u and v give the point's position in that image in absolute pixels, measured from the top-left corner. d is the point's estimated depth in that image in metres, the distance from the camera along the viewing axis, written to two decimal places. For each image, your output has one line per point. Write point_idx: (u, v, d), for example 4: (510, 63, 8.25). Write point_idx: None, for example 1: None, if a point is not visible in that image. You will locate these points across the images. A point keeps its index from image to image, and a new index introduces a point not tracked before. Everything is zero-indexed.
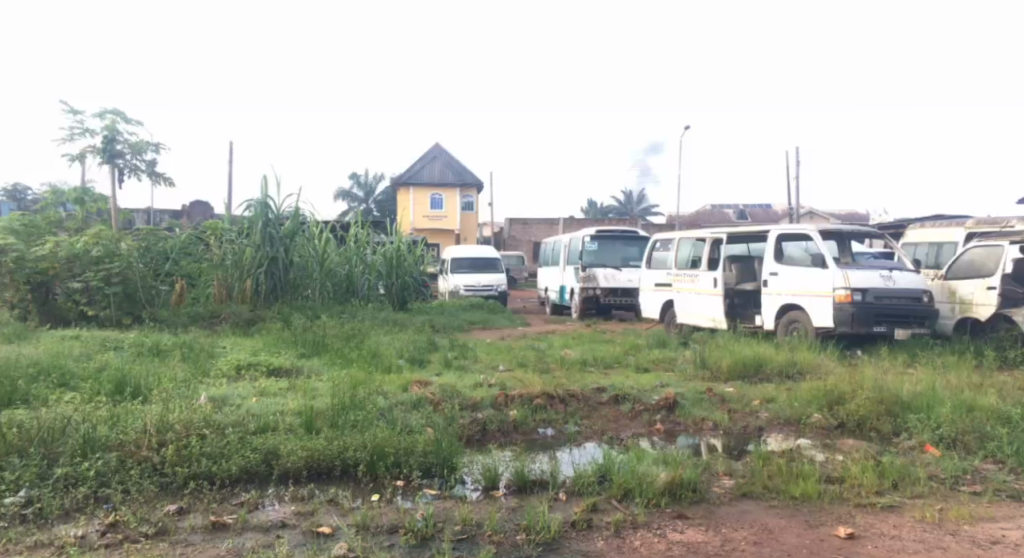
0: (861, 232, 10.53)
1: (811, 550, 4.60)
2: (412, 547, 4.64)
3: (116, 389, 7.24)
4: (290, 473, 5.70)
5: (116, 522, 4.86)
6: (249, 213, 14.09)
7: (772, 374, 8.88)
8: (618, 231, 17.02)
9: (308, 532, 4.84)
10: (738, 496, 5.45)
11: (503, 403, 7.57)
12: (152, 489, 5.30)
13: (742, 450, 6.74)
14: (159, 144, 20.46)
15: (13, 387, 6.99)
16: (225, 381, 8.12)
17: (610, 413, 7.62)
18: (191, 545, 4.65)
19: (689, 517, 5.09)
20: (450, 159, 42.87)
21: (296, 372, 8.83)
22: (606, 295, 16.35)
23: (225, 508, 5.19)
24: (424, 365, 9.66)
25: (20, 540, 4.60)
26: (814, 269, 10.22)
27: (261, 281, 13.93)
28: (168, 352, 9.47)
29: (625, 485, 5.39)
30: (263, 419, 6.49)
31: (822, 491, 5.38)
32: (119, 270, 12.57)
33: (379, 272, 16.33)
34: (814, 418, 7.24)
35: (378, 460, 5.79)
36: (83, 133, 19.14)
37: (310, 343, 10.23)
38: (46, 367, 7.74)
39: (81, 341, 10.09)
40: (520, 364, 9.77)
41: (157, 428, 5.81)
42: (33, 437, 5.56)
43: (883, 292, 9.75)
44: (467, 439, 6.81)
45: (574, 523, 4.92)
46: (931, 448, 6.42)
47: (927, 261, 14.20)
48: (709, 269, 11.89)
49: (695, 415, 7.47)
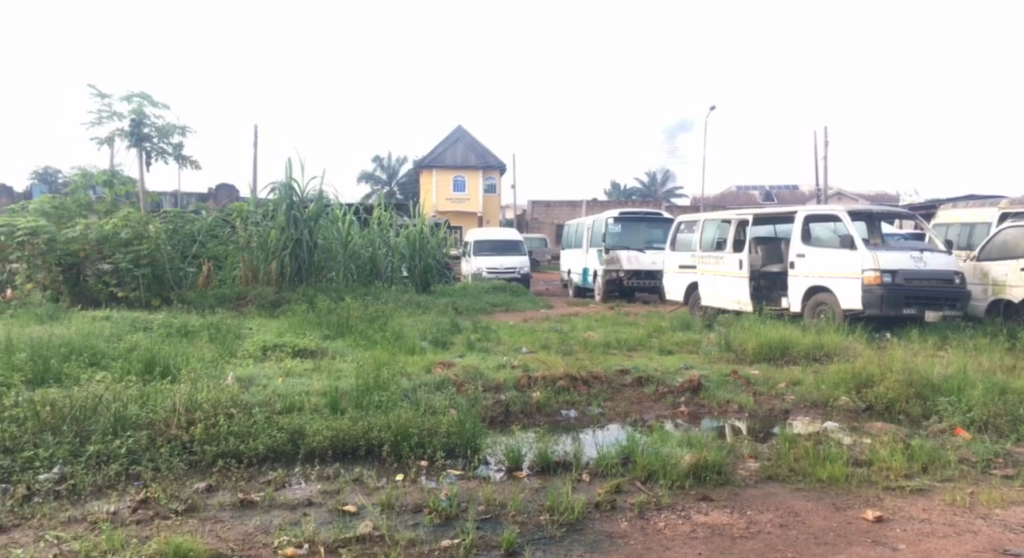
0: (891, 213, 10.36)
1: (838, 533, 4.57)
2: (436, 526, 4.68)
3: (145, 368, 7.36)
4: (316, 453, 5.76)
5: (148, 499, 4.94)
6: (274, 196, 14.21)
7: (800, 357, 8.80)
8: (641, 212, 16.91)
9: (334, 511, 4.89)
10: (764, 478, 5.42)
11: (525, 385, 7.57)
12: (182, 467, 5.38)
13: (768, 433, 6.70)
14: (185, 126, 20.63)
15: (45, 366, 7.13)
16: (251, 361, 8.23)
17: (633, 395, 7.61)
18: (220, 521, 4.72)
19: (713, 499, 5.08)
20: (472, 142, 42.69)
21: (321, 353, 8.90)
22: (630, 277, 16.27)
23: (253, 486, 5.25)
24: (447, 347, 9.68)
25: (54, 516, 4.69)
26: (843, 251, 10.07)
27: (286, 262, 14.06)
28: (195, 333, 9.59)
29: (648, 466, 5.38)
30: (289, 399, 6.57)
31: (849, 474, 5.33)
32: (148, 253, 12.73)
33: (402, 255, 16.38)
34: (842, 400, 7.17)
35: (402, 441, 5.83)
36: (111, 117, 19.32)
37: (335, 325, 10.31)
38: (77, 346, 7.83)
39: (111, 321, 10.21)
40: (543, 346, 9.76)
41: (186, 407, 5.90)
42: (65, 415, 5.66)
43: (914, 273, 9.60)
44: (490, 420, 6.85)
45: (598, 504, 4.93)
46: (962, 431, 6.33)
47: (958, 241, 13.96)
48: (734, 251, 11.77)
49: (720, 397, 7.43)
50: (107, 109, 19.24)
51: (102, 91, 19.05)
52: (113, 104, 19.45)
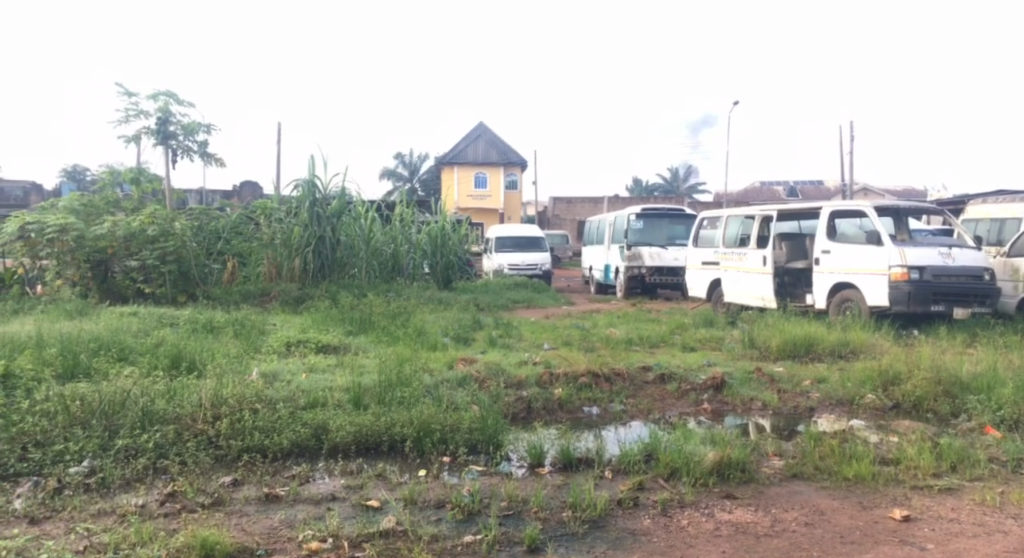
0: (918, 208, 10.22)
1: (864, 532, 4.52)
2: (459, 522, 4.69)
3: (172, 363, 7.46)
4: (339, 448, 5.80)
5: (175, 492, 5.01)
6: (297, 192, 14.35)
7: (825, 354, 8.71)
8: (664, 208, 16.80)
9: (357, 506, 4.92)
10: (789, 477, 5.38)
11: (547, 381, 7.56)
12: (208, 461, 5.44)
13: (793, 430, 6.64)
14: (210, 124, 20.83)
15: (75, 361, 7.25)
16: (276, 357, 8.30)
17: (656, 392, 7.58)
18: (246, 515, 4.77)
19: (737, 497, 5.04)
20: (494, 138, 42.71)
21: (345, 349, 8.96)
22: (651, 274, 16.20)
23: (277, 480, 5.30)
24: (469, 343, 9.71)
25: (84, 508, 4.77)
26: (869, 247, 9.96)
27: (309, 259, 14.17)
28: (221, 328, 9.69)
29: (671, 464, 5.36)
30: (313, 395, 6.62)
31: (876, 473, 5.27)
32: (174, 249, 12.89)
33: (423, 252, 16.44)
34: (868, 398, 7.09)
35: (425, 436, 5.86)
36: (137, 115, 19.55)
37: (358, 321, 10.38)
38: (105, 341, 7.94)
39: (139, 317, 10.36)
40: (565, 343, 9.75)
41: (211, 402, 5.97)
42: (94, 409, 5.74)
43: (942, 270, 9.47)
44: (512, 417, 6.86)
45: (620, 502, 4.91)
46: (992, 429, 6.23)
47: (988, 237, 13.73)
48: (758, 247, 11.67)
49: (743, 395, 7.39)
50: (134, 108, 19.47)
51: (129, 90, 19.29)
52: (140, 103, 19.68)
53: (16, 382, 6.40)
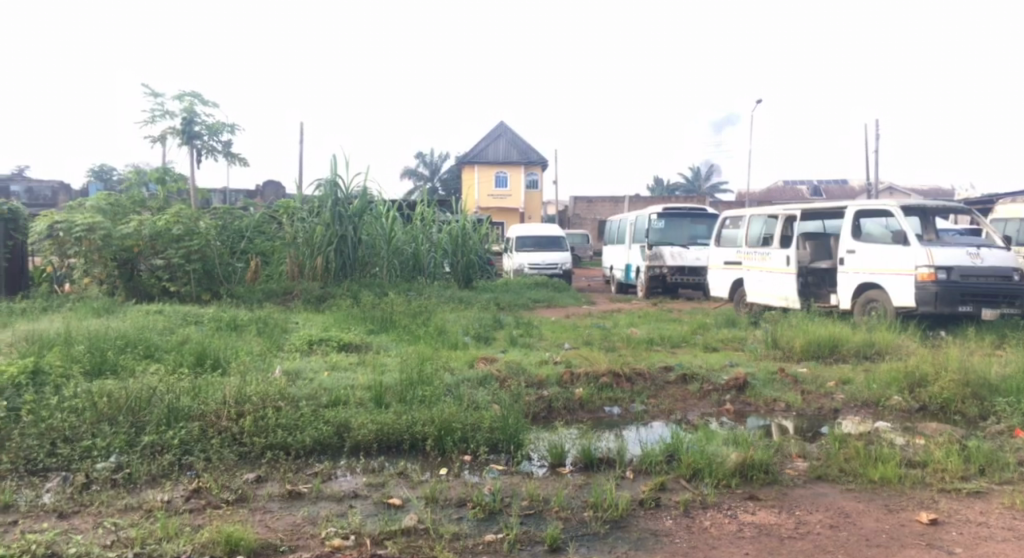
0: (946, 207, 10.07)
1: (890, 535, 4.47)
2: (480, 521, 4.70)
3: (197, 361, 7.54)
4: (361, 446, 5.83)
5: (200, 489, 5.06)
6: (319, 192, 14.45)
7: (850, 355, 8.63)
8: (685, 208, 16.70)
9: (379, 503, 4.95)
10: (813, 478, 5.33)
11: (568, 381, 7.55)
12: (233, 458, 5.49)
13: (817, 432, 6.58)
14: (234, 124, 21.02)
15: (102, 358, 7.34)
16: (298, 356, 8.36)
17: (678, 392, 7.53)
18: (269, 512, 4.81)
19: (760, 498, 5.00)
20: (514, 138, 42.70)
21: (366, 348, 8.99)
22: (673, 274, 16.12)
23: (300, 477, 5.34)
24: (490, 342, 9.71)
25: (111, 503, 4.83)
26: (895, 247, 9.84)
27: (331, 258, 14.25)
28: (245, 327, 9.77)
29: (693, 465, 5.33)
30: (335, 393, 6.66)
31: (903, 476, 5.21)
32: (199, 248, 13.01)
33: (444, 251, 16.49)
34: (894, 400, 7.01)
35: (445, 435, 5.87)
36: (163, 116, 19.78)
37: (380, 320, 10.41)
38: (132, 339, 8.05)
39: (164, 315, 10.49)
40: (586, 342, 9.73)
41: (236, 399, 6.02)
42: (122, 406, 5.82)
43: (970, 270, 9.33)
44: (533, 416, 6.86)
45: (642, 502, 4.90)
46: (1022, 432, 6.13)
47: (1017, 237, 13.51)
48: (781, 246, 11.57)
49: (766, 395, 7.33)
50: (160, 108, 19.71)
51: (155, 91, 19.52)
52: (165, 103, 19.91)
53: (45, 378, 6.49)
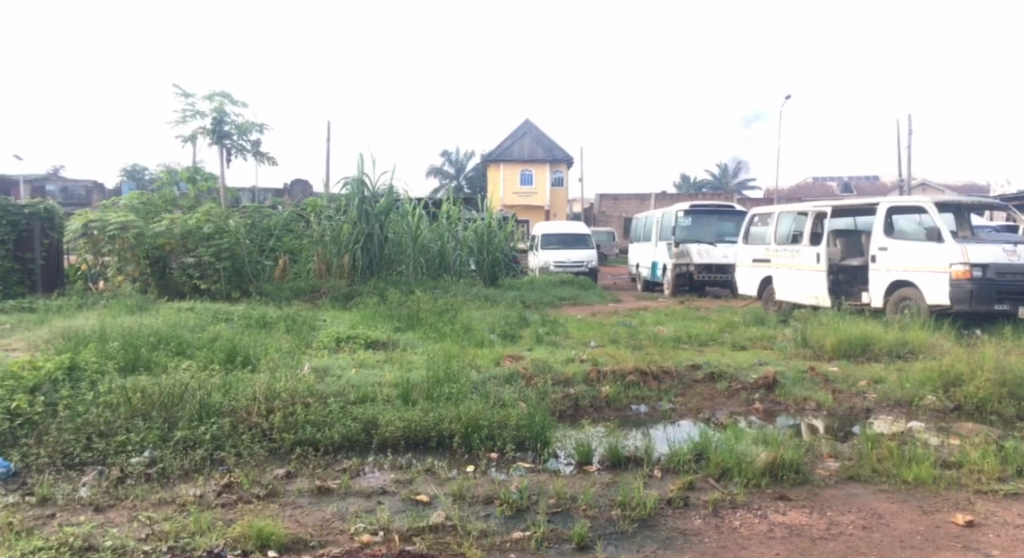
0: (982, 204, 9.88)
1: (925, 536, 4.40)
2: (508, 518, 4.70)
3: (228, 357, 7.63)
4: (389, 443, 5.87)
5: (231, 483, 5.12)
6: (346, 190, 14.54)
7: (882, 354, 8.51)
8: (713, 205, 16.56)
9: (407, 500, 4.97)
10: (845, 479, 5.26)
11: (595, 379, 7.51)
12: (263, 454, 5.55)
13: (848, 432, 6.49)
14: (263, 123, 21.24)
15: (136, 355, 7.46)
16: (326, 352, 8.43)
17: (706, 390, 7.47)
18: (299, 507, 4.85)
19: (791, 498, 4.95)
20: (540, 136, 42.67)
21: (393, 345, 9.04)
22: (700, 271, 15.99)
23: (329, 473, 5.38)
24: (515, 340, 9.72)
25: (145, 497, 4.91)
26: (929, 244, 9.68)
27: (357, 256, 14.34)
28: (273, 324, 9.88)
29: (722, 464, 5.29)
30: (363, 390, 6.70)
31: (938, 476, 5.12)
32: (229, 246, 13.16)
33: (470, 249, 16.53)
34: (928, 400, 6.90)
35: (472, 433, 5.88)
36: (194, 116, 20.05)
37: (406, 318, 10.46)
38: (165, 335, 8.16)
39: (195, 312, 10.62)
40: (612, 340, 9.70)
41: (266, 395, 6.08)
42: (155, 401, 5.91)
43: (1006, 268, 9.15)
44: (559, 414, 6.85)
45: (670, 501, 4.88)
46: None
47: None
48: (811, 244, 11.44)
49: (796, 394, 7.25)
50: (191, 108, 19.97)
51: (186, 91, 19.80)
52: (197, 103, 20.17)
53: (81, 373, 6.60)
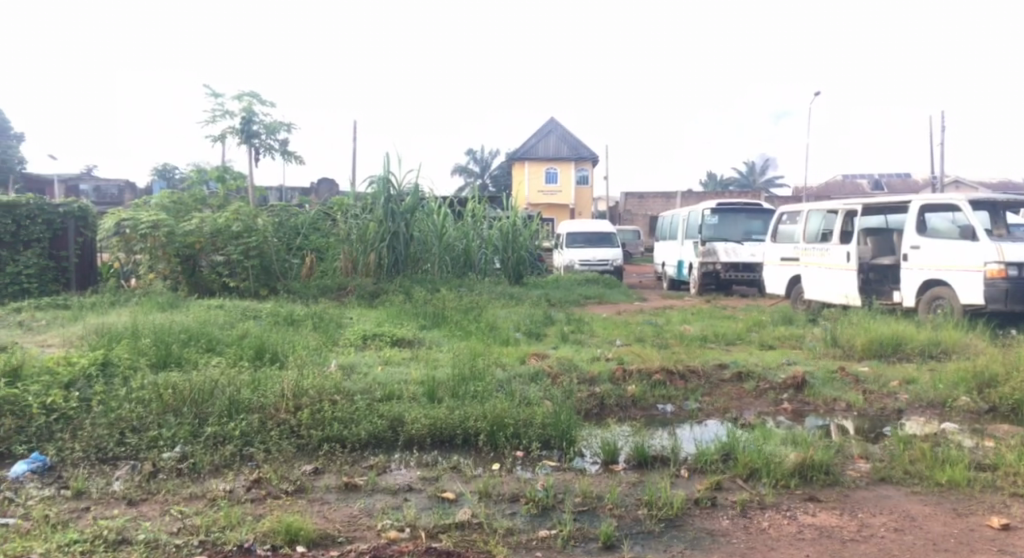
0: (1018, 202, 9.69)
1: (959, 539, 4.32)
2: (534, 516, 4.71)
3: (256, 354, 7.72)
4: (415, 440, 5.89)
5: (260, 479, 5.17)
6: (372, 188, 14.60)
7: (914, 354, 8.38)
8: (740, 204, 16.41)
9: (433, 497, 4.98)
10: (876, 480, 5.19)
11: (620, 377, 7.48)
12: (291, 449, 5.60)
13: (879, 433, 6.40)
14: (291, 123, 21.42)
15: (167, 351, 7.56)
16: (353, 350, 8.49)
17: (733, 390, 7.41)
18: (327, 503, 4.89)
19: (821, 500, 4.90)
20: (565, 134, 42.57)
21: (418, 343, 9.08)
22: (727, 270, 15.85)
23: (356, 470, 5.41)
24: (541, 338, 9.72)
25: (176, 492, 4.98)
26: (962, 243, 9.51)
27: (383, 254, 14.41)
28: (301, 321, 9.97)
29: (751, 464, 5.23)
30: (389, 387, 6.74)
31: (972, 479, 5.03)
32: (257, 245, 13.29)
33: (494, 247, 16.56)
34: (962, 401, 6.78)
35: (498, 430, 5.89)
36: (223, 116, 20.28)
37: (432, 316, 10.49)
38: (195, 332, 8.26)
39: (224, 310, 10.75)
40: (638, 339, 9.66)
41: (293, 392, 6.14)
42: (186, 397, 5.98)
43: None
44: (585, 413, 6.83)
45: (698, 501, 4.84)
46: None
47: None
48: (841, 242, 11.28)
49: (826, 395, 7.17)
50: (220, 109, 20.22)
51: (216, 91, 20.05)
52: (226, 103, 20.40)
53: (114, 369, 6.72)
